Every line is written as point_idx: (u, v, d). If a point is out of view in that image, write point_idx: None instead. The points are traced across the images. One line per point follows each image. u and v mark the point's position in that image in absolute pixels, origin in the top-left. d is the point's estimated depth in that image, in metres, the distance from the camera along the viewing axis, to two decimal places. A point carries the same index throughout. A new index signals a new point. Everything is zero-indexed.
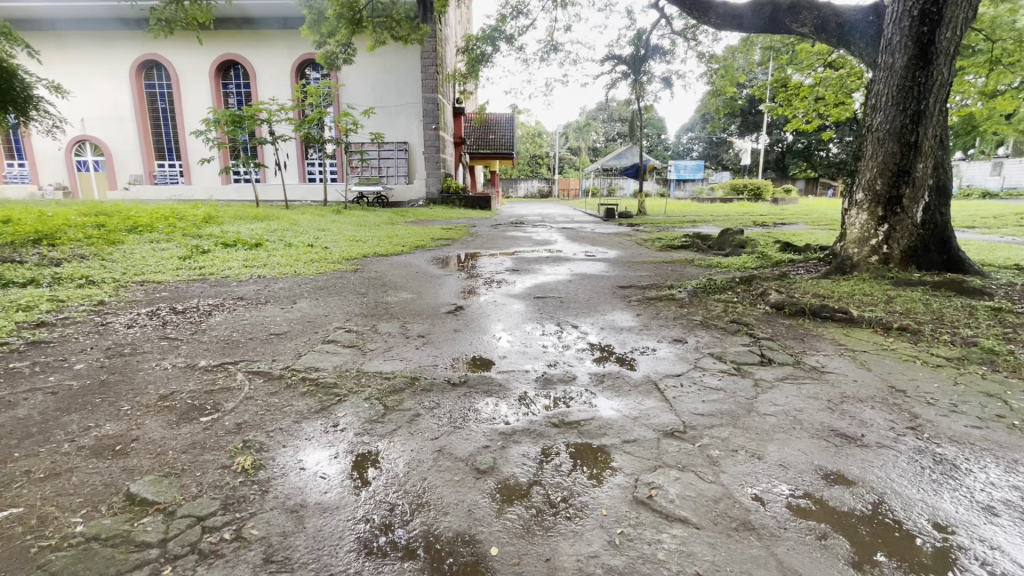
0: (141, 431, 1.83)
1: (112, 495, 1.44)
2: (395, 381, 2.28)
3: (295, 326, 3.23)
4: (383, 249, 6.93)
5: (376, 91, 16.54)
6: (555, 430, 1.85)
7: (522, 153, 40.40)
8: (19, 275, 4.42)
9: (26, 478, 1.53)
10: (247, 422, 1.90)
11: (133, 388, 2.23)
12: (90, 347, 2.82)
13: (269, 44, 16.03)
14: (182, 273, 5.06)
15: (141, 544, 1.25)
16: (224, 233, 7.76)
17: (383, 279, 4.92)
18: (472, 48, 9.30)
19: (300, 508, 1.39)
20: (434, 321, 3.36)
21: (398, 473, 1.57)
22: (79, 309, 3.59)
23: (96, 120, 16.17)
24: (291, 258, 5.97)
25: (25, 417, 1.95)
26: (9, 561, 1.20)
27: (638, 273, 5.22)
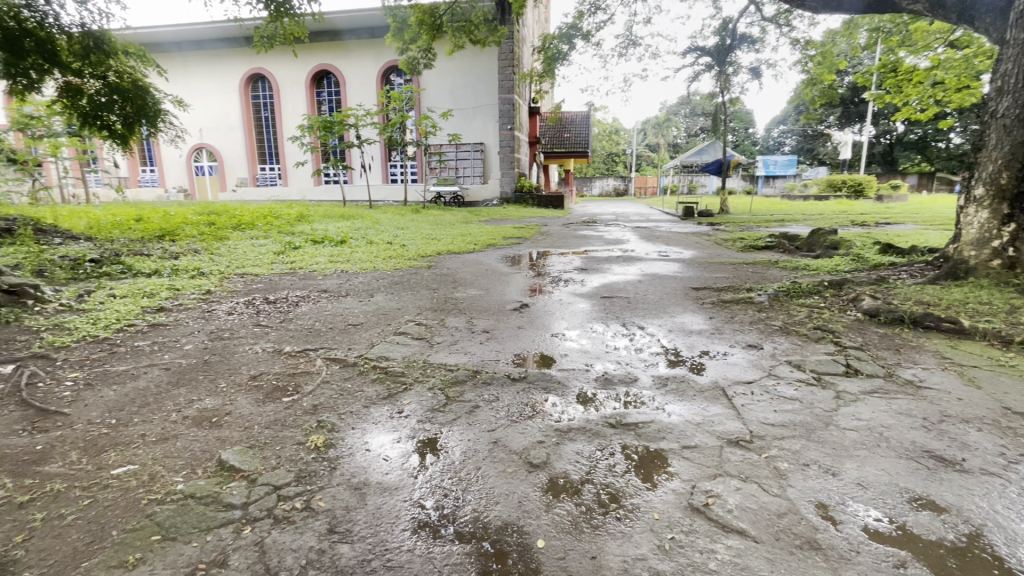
0: (234, 407, 2.05)
1: (207, 461, 1.63)
2: (458, 373, 2.37)
3: (370, 318, 3.44)
4: (455, 247, 7.13)
5: (455, 93, 17.04)
6: (612, 430, 1.83)
7: (598, 151, 39.86)
8: (147, 267, 5.07)
9: (142, 441, 1.77)
10: (322, 404, 2.06)
11: (230, 368, 2.50)
12: (197, 330, 3.18)
13: (358, 54, 17.09)
14: (276, 266, 5.55)
15: (227, 505, 1.40)
16: (313, 231, 8.42)
17: (454, 275, 5.09)
18: (549, 47, 9.32)
19: (363, 486, 1.49)
20: (499, 317, 3.42)
21: (454, 461, 1.63)
22: (190, 297, 4.06)
23: (211, 130, 18.09)
24: (372, 255, 6.31)
25: (145, 388, 2.26)
26: (125, 508, 1.40)
27: (714, 275, 4.97)
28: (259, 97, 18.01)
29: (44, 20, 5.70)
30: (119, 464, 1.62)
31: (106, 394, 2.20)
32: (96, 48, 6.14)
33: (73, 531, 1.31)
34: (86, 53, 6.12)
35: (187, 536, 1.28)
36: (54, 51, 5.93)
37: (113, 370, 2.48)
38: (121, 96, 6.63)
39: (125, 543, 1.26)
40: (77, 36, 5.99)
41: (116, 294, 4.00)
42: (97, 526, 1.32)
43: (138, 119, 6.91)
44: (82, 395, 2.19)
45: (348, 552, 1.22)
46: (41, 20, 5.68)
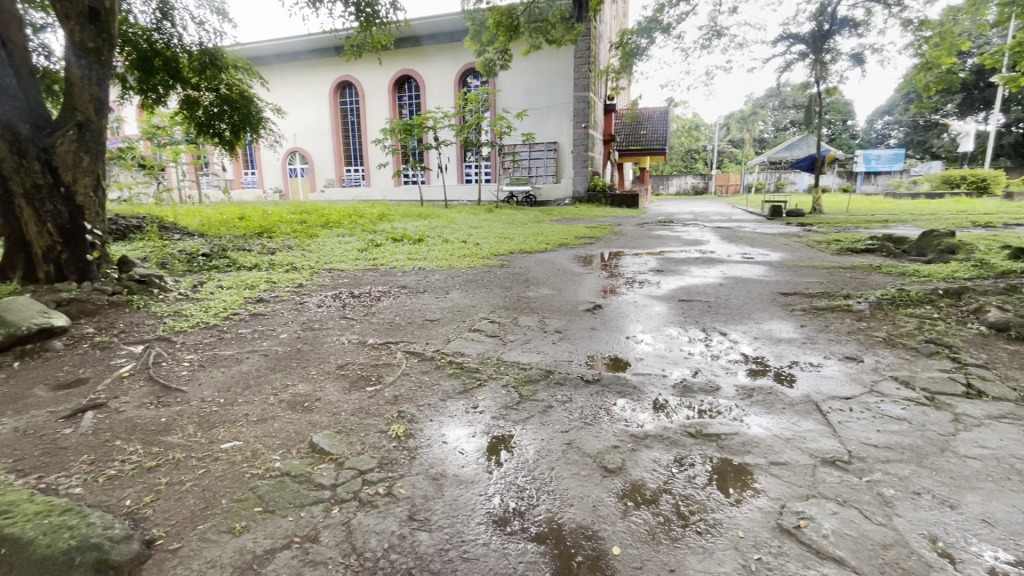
0: (323, 393, 2.20)
1: (302, 442, 1.76)
2: (532, 372, 2.38)
3: (447, 314, 3.55)
4: (528, 246, 7.17)
5: (530, 93, 17.13)
6: (691, 440, 1.75)
7: (676, 147, 38.51)
8: (248, 262, 5.55)
9: (246, 420, 1.95)
10: (402, 394, 2.16)
11: (320, 357, 2.69)
12: (290, 321, 3.45)
13: (437, 58, 17.70)
14: (360, 263, 5.87)
15: (318, 485, 1.51)
16: (394, 229, 8.81)
17: (527, 274, 5.11)
18: (627, 42, 9.11)
19: (441, 476, 1.54)
20: (573, 317, 3.40)
21: (527, 459, 1.65)
22: (285, 290, 4.41)
23: (304, 134, 19.50)
24: (447, 253, 6.49)
25: (248, 372, 2.49)
26: (231, 481, 1.54)
27: (805, 279, 4.61)
28: (347, 103, 19.17)
29: (170, 41, 6.48)
30: (227, 439, 1.80)
31: (215, 374, 2.45)
32: (211, 63, 6.84)
33: (190, 496, 1.47)
34: (202, 69, 6.82)
35: (284, 511, 1.39)
36: (177, 68, 6.70)
37: (221, 354, 2.75)
38: (230, 106, 7.28)
39: (233, 511, 1.39)
40: (195, 54, 6.73)
41: (223, 286, 4.43)
42: (210, 494, 1.47)
43: (243, 127, 7.58)
44: (196, 375, 2.46)
45: (426, 541, 1.27)
46: (168, 41, 6.47)
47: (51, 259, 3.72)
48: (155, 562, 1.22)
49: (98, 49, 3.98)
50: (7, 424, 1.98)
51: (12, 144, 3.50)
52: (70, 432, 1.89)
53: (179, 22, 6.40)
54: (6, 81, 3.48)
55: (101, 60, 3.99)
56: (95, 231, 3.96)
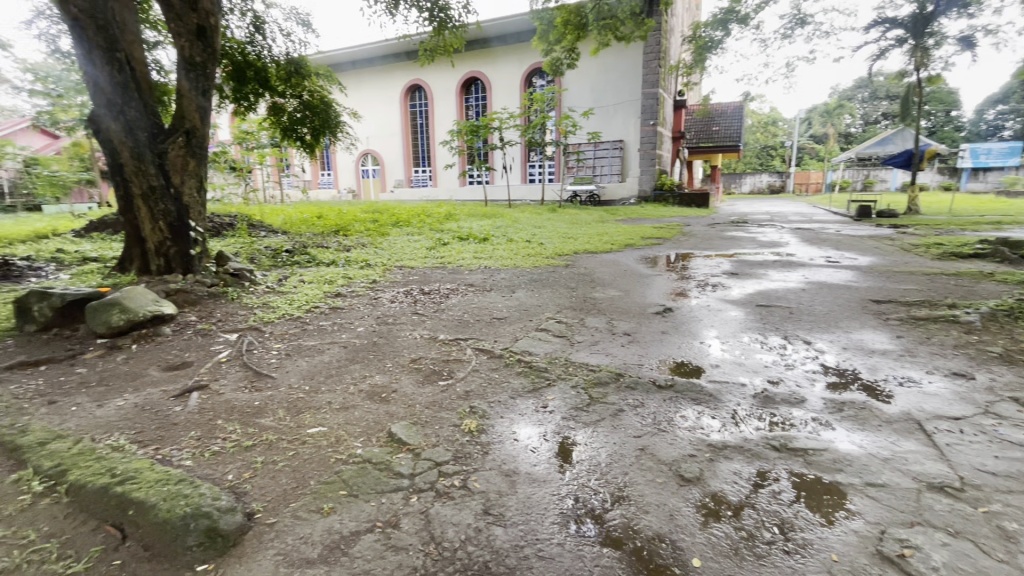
0: (399, 385, 2.30)
1: (381, 431, 1.85)
2: (601, 374, 2.35)
3: (514, 313, 3.58)
4: (593, 246, 7.08)
5: (596, 91, 16.92)
6: (775, 454, 1.65)
7: (751, 144, 36.58)
8: (326, 258, 5.89)
9: (329, 407, 2.08)
10: (473, 391, 2.20)
11: (394, 351, 2.80)
12: (366, 315, 3.63)
13: (504, 59, 17.90)
14: (428, 261, 6.06)
15: (397, 474, 1.57)
16: (460, 228, 9.00)
17: (592, 275, 5.05)
18: (700, 36, 8.76)
19: (513, 474, 1.56)
20: (641, 320, 3.32)
21: (599, 462, 1.63)
22: (361, 286, 4.64)
23: (376, 137, 20.40)
24: (512, 252, 6.55)
25: (330, 362, 2.64)
26: (318, 464, 1.64)
27: (901, 286, 4.23)
28: (416, 106, 19.81)
29: (261, 53, 7.03)
30: (314, 425, 1.92)
31: (301, 363, 2.63)
32: (295, 72, 7.35)
33: (282, 475, 1.58)
34: (288, 77, 7.33)
35: (367, 496, 1.47)
36: (267, 77, 7.22)
37: (305, 344, 2.94)
38: (311, 112, 7.79)
39: (321, 493, 1.48)
40: (282, 63, 7.25)
41: (305, 280, 4.74)
42: (300, 475, 1.58)
43: (323, 131, 8.07)
44: (284, 362, 2.64)
45: (501, 535, 1.29)
46: (259, 53, 7.02)
47: (161, 253, 4.15)
48: (255, 535, 1.32)
49: (204, 63, 4.38)
50: (128, 399, 2.22)
51: (133, 150, 3.90)
52: (180, 409, 2.10)
53: (269, 35, 6.95)
54: (130, 94, 3.87)
55: (206, 73, 4.39)
56: (198, 228, 4.38)
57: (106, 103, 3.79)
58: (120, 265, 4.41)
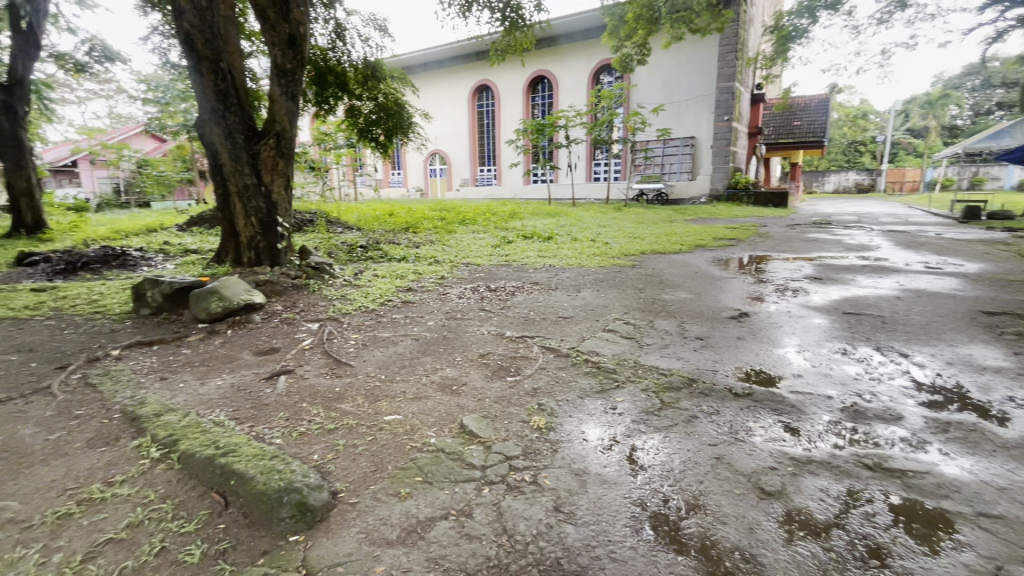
0: (468, 379, 2.36)
1: (452, 423, 1.91)
2: (672, 379, 2.28)
3: (580, 312, 3.56)
4: (661, 246, 6.88)
5: (667, 87, 16.42)
6: (868, 473, 1.53)
7: (837, 139, 33.95)
8: (398, 254, 6.13)
9: (404, 396, 2.17)
10: (541, 388, 2.22)
11: (463, 345, 2.87)
12: (435, 310, 3.74)
13: (572, 57, 17.78)
14: (494, 258, 6.15)
15: (469, 465, 1.61)
16: (525, 227, 9.06)
17: (661, 276, 4.90)
18: (783, 25, 8.23)
19: (583, 473, 1.56)
20: (715, 324, 3.19)
21: (671, 468, 1.58)
22: (430, 281, 4.80)
23: (444, 137, 20.94)
24: (576, 251, 6.51)
25: (403, 353, 2.76)
26: (394, 450, 1.72)
27: (1018, 296, 3.77)
28: (483, 106, 20.10)
29: (341, 58, 7.45)
30: (390, 413, 2.01)
31: (377, 353, 2.76)
32: (372, 75, 7.72)
33: (362, 458, 1.67)
34: (365, 81, 7.72)
35: (441, 484, 1.52)
36: (346, 81, 7.56)
37: (380, 336, 3.09)
38: (385, 114, 8.12)
39: (398, 478, 1.55)
40: (360, 67, 7.63)
41: (378, 275, 4.96)
42: (378, 459, 1.66)
43: (396, 132, 8.39)
44: (361, 352, 2.79)
45: (572, 534, 1.29)
46: (339, 58, 7.44)
47: (252, 246, 4.50)
48: (339, 512, 1.41)
49: (293, 69, 4.70)
50: (226, 380, 2.44)
51: (232, 151, 4.25)
52: (270, 391, 2.28)
53: (350, 40, 7.35)
54: (230, 100, 4.22)
55: (295, 78, 4.70)
56: (285, 224, 4.72)
57: (211, 109, 4.17)
58: (217, 256, 4.84)
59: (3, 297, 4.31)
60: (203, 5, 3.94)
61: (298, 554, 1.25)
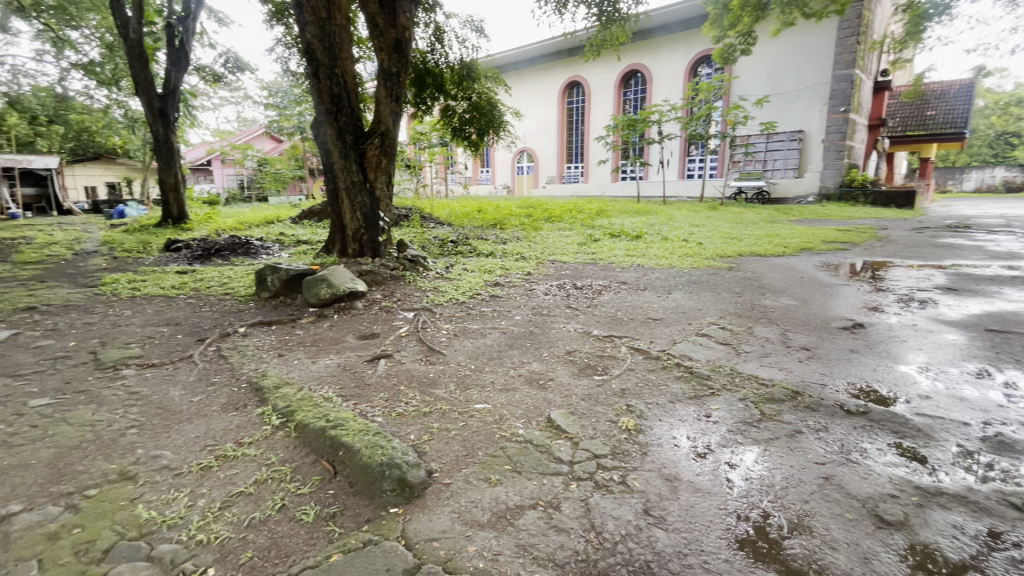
0: (555, 374, 2.38)
1: (540, 416, 1.93)
2: (774, 390, 2.13)
3: (671, 314, 3.43)
4: (761, 249, 6.42)
5: (774, 77, 15.26)
6: (1014, 514, 1.34)
7: (981, 131, 29.42)
8: (486, 250, 6.30)
9: (493, 386, 2.25)
10: (629, 389, 2.18)
11: (549, 341, 2.90)
12: (522, 305, 3.81)
13: (668, 49, 17.09)
14: (580, 256, 6.11)
15: (557, 459, 1.63)
16: (612, 225, 8.91)
17: (761, 280, 4.59)
18: (917, 3, 7.27)
19: (675, 479, 1.51)
20: (824, 334, 2.93)
21: (771, 483, 1.49)
22: (517, 277, 4.88)
23: (533, 134, 21.10)
24: (667, 251, 6.27)
25: (492, 345, 2.84)
26: (484, 438, 1.78)
27: None
28: (574, 102, 19.97)
29: (439, 60, 7.78)
30: (479, 401, 2.09)
31: (467, 344, 2.87)
32: (467, 75, 7.99)
33: (455, 442, 1.76)
34: (460, 81, 8.00)
35: (529, 474, 1.55)
36: (443, 81, 7.90)
37: (470, 327, 3.21)
38: (478, 113, 8.31)
39: (488, 464, 1.61)
40: (456, 68, 7.91)
41: (468, 269, 5.13)
42: (469, 444, 1.74)
43: (487, 131, 8.54)
44: (452, 342, 2.91)
45: (663, 539, 1.26)
46: (437, 60, 7.78)
47: (357, 238, 4.86)
48: (434, 491, 1.49)
49: (398, 72, 4.97)
50: (334, 360, 2.67)
51: (343, 150, 4.62)
52: (372, 373, 2.46)
53: (447, 42, 7.65)
54: (342, 102, 4.57)
55: (399, 80, 4.97)
56: (385, 218, 5.04)
57: (326, 111, 4.55)
58: (327, 247, 5.30)
59: (156, 278, 5.03)
60: (323, 17, 4.29)
61: (398, 525, 1.35)
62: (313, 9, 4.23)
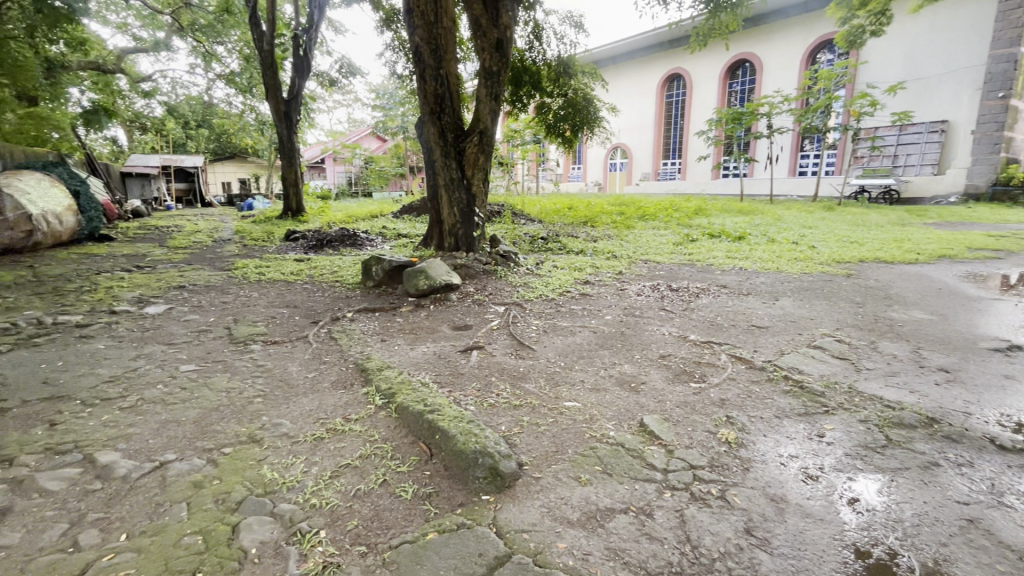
0: (648, 378, 2.31)
1: (632, 420, 1.88)
2: (904, 414, 1.89)
3: (778, 323, 3.17)
4: (888, 255, 5.71)
5: (912, 60, 13.49)
6: None
7: None
8: (576, 248, 6.25)
9: (583, 385, 2.23)
10: (730, 399, 2.05)
11: (642, 343, 2.81)
12: (613, 304, 3.73)
13: (783, 35, 15.81)
14: (676, 256, 5.85)
15: (650, 466, 1.58)
16: (711, 225, 8.42)
17: (888, 290, 4.08)
18: None
19: (781, 501, 1.40)
20: (969, 356, 2.54)
21: (900, 518, 1.33)
22: (608, 276, 4.79)
23: (628, 130, 20.50)
24: (773, 254, 5.80)
25: (582, 343, 2.82)
26: (573, 436, 1.77)
27: None
28: (674, 96, 19.12)
29: (536, 58, 7.84)
30: (569, 399, 2.08)
31: (557, 341, 2.87)
32: (564, 72, 7.94)
33: (544, 437, 1.77)
34: (557, 78, 7.98)
35: (620, 477, 1.52)
36: (540, 79, 8.02)
37: (560, 324, 3.20)
38: (574, 109, 8.18)
39: (578, 463, 1.60)
40: (553, 65, 7.92)
41: (558, 266, 5.14)
42: (559, 441, 1.74)
43: (582, 127, 8.41)
44: (541, 338, 2.93)
45: (767, 563, 1.17)
46: (535, 58, 7.86)
47: (453, 233, 5.05)
48: (524, 483, 1.52)
49: (498, 71, 5.08)
50: (430, 348, 2.81)
51: (444, 147, 4.83)
52: (465, 363, 2.55)
53: (546, 40, 7.68)
54: (444, 102, 4.76)
55: (499, 79, 5.07)
56: (481, 214, 5.18)
57: (429, 110, 4.78)
58: (425, 241, 5.58)
59: (277, 264, 5.59)
60: (431, 21, 4.51)
61: (489, 513, 1.38)
62: (422, 14, 4.46)
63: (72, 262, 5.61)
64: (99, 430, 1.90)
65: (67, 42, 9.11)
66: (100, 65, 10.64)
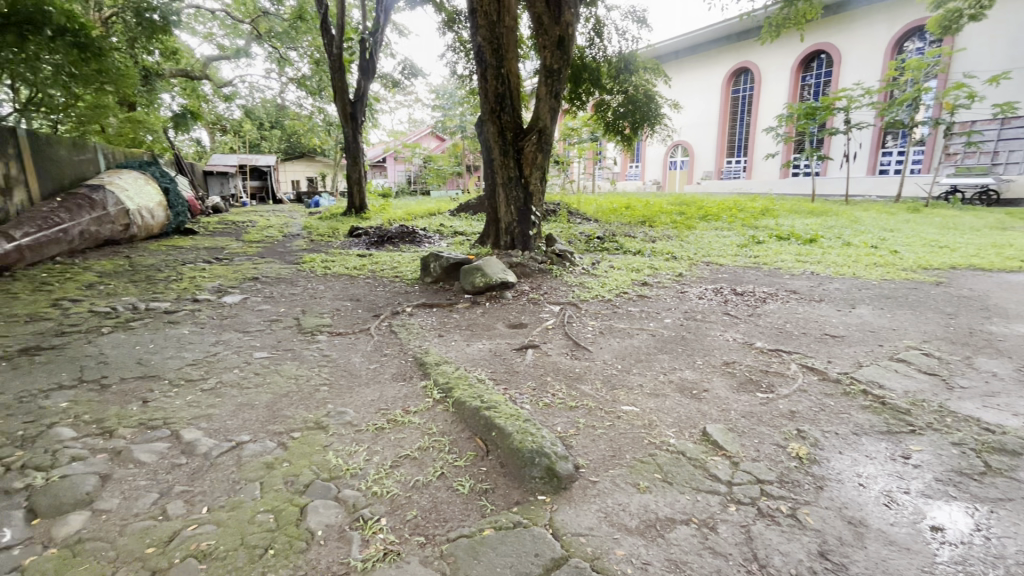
0: (710, 385, 2.21)
1: (693, 428, 1.81)
2: (1005, 439, 1.70)
3: (855, 332, 2.95)
4: (984, 261, 5.17)
5: (1017, 48, 12.28)
6: None
7: None
8: (633, 248, 6.11)
9: (641, 390, 2.17)
10: (801, 412, 1.93)
11: (704, 349, 2.70)
12: (673, 307, 3.62)
13: (866, 23, 14.71)
14: (740, 258, 5.60)
15: (713, 477, 1.52)
16: (779, 226, 7.98)
17: (984, 300, 3.70)
18: None
19: (861, 525, 1.30)
20: None
21: (1001, 554, 1.20)
22: (667, 277, 4.65)
23: (690, 126, 19.74)
24: (849, 258, 5.42)
25: (640, 346, 2.75)
26: (631, 442, 1.73)
27: None
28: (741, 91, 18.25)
29: (597, 54, 7.70)
30: (627, 403, 2.04)
31: (613, 343, 2.81)
32: (625, 68, 7.76)
33: (601, 441, 1.74)
34: (617, 74, 7.80)
35: (680, 487, 1.47)
36: (599, 76, 7.83)
37: (616, 326, 3.14)
38: (634, 106, 7.98)
39: (636, 469, 1.56)
40: (614, 62, 7.75)
41: (615, 266, 5.05)
42: (617, 445, 1.70)
43: (642, 125, 8.19)
44: (597, 339, 2.88)
45: None
46: (595, 54, 7.72)
47: (509, 232, 5.06)
48: (580, 486, 1.50)
49: (559, 69, 5.04)
50: (486, 345, 2.84)
51: (502, 146, 4.85)
52: (520, 361, 2.55)
53: (607, 36, 7.52)
54: (504, 100, 4.79)
55: (560, 77, 5.03)
56: (537, 212, 5.16)
57: (489, 109, 4.82)
58: (481, 239, 5.64)
59: (342, 259, 5.85)
60: (493, 20, 4.55)
61: (546, 513, 1.38)
62: (486, 13, 4.51)
63: (163, 253, 6.13)
64: (185, 408, 2.06)
65: (161, 51, 9.96)
66: (188, 72, 11.57)
